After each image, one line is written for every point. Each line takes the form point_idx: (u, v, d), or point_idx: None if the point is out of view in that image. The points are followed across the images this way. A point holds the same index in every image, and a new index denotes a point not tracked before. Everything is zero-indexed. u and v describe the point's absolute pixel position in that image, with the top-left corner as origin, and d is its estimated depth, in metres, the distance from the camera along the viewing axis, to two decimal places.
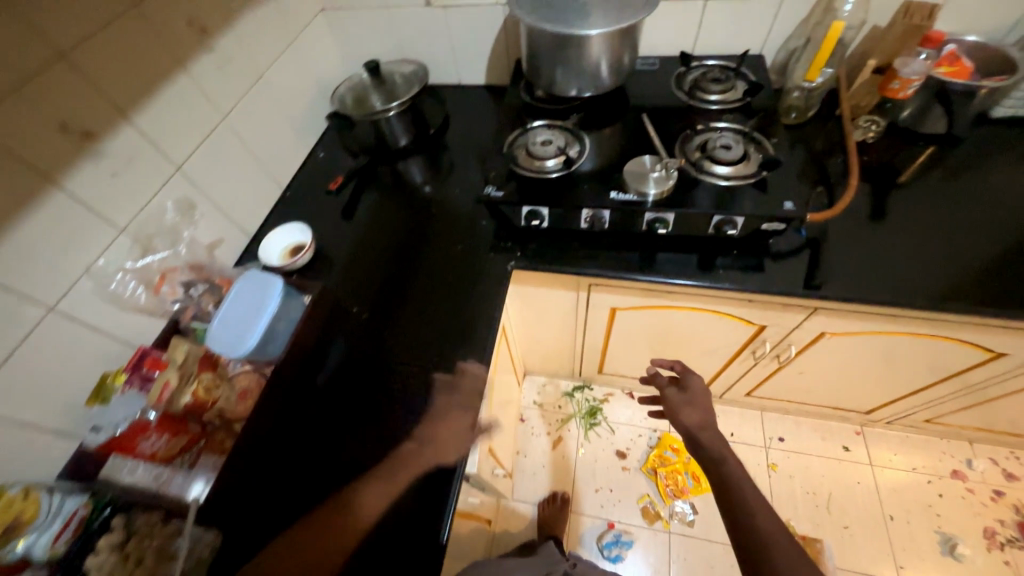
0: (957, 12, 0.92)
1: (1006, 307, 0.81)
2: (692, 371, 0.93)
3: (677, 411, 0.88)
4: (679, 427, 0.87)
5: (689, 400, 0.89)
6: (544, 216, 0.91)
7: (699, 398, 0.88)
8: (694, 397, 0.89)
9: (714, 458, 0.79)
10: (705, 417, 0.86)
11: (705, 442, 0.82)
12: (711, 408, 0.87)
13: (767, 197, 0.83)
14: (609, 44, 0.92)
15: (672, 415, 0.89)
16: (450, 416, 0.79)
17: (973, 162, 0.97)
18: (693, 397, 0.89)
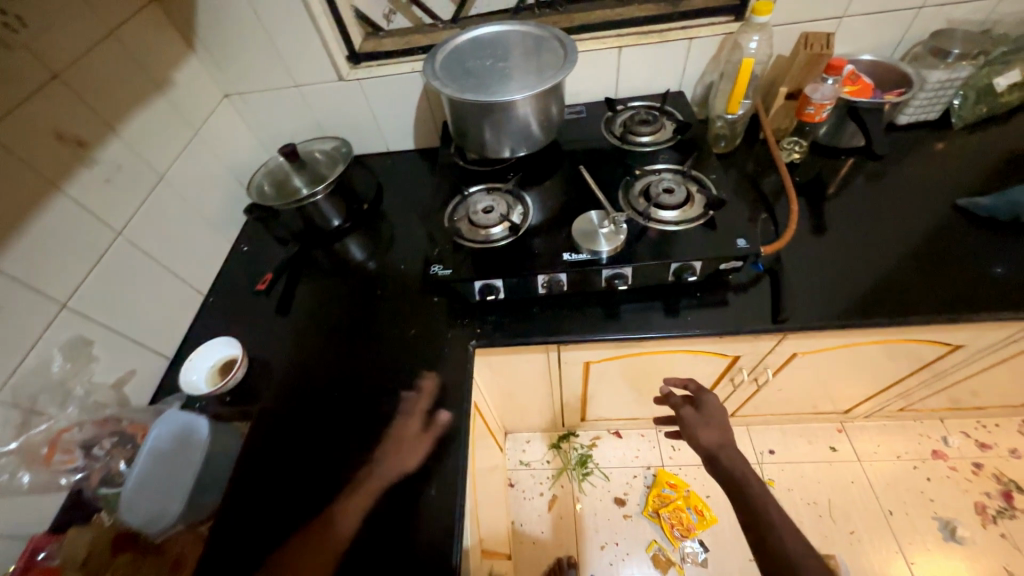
0: (849, 35, 0.98)
1: (958, 308, 0.83)
2: (709, 393, 0.91)
3: (694, 431, 0.86)
4: (696, 447, 0.84)
5: (702, 419, 0.87)
6: (498, 287, 0.86)
7: (716, 416, 0.86)
8: (715, 415, 0.87)
9: (731, 473, 0.76)
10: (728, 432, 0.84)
11: (725, 461, 0.79)
12: (730, 428, 0.84)
13: (718, 237, 0.82)
14: (535, 105, 0.90)
15: (689, 434, 0.87)
16: (390, 491, 0.75)
17: (892, 168, 1.02)
18: (709, 416, 0.87)
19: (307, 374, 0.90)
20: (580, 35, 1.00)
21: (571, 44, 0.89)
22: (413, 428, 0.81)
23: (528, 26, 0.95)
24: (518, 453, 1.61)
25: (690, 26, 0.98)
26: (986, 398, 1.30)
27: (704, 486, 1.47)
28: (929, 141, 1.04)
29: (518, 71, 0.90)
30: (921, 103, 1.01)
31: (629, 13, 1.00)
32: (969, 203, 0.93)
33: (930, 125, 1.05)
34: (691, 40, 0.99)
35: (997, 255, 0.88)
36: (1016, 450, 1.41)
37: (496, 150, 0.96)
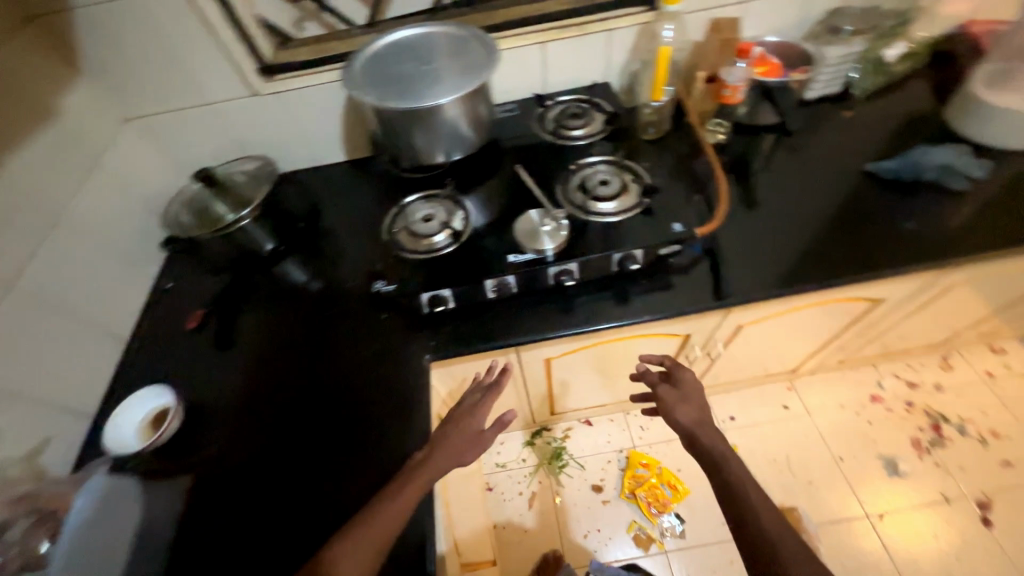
0: (755, 18, 1.03)
1: (875, 267, 0.91)
2: (683, 369, 0.90)
3: (670, 407, 0.86)
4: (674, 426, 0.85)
5: (676, 395, 0.87)
6: (449, 299, 0.83)
7: (692, 393, 0.87)
8: (692, 391, 0.87)
9: (713, 458, 0.77)
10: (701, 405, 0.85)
11: (702, 437, 0.81)
12: (706, 404, 0.86)
13: (656, 224, 0.85)
14: (462, 107, 0.88)
15: (665, 412, 0.87)
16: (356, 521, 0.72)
17: (807, 141, 1.08)
18: (684, 392, 0.87)
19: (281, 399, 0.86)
20: (502, 33, 0.98)
21: (493, 44, 0.88)
22: (471, 423, 0.76)
23: (447, 27, 0.92)
24: (493, 456, 1.60)
25: (609, 17, 0.99)
26: (910, 341, 1.43)
27: (674, 460, 1.52)
28: (837, 112, 1.11)
29: (445, 72, 0.87)
30: (824, 79, 1.07)
31: (547, 6, 0.99)
32: (877, 168, 1.00)
33: (836, 98, 1.13)
34: (612, 31, 1.00)
35: (904, 212, 0.96)
36: (939, 385, 1.56)
37: (429, 155, 0.94)
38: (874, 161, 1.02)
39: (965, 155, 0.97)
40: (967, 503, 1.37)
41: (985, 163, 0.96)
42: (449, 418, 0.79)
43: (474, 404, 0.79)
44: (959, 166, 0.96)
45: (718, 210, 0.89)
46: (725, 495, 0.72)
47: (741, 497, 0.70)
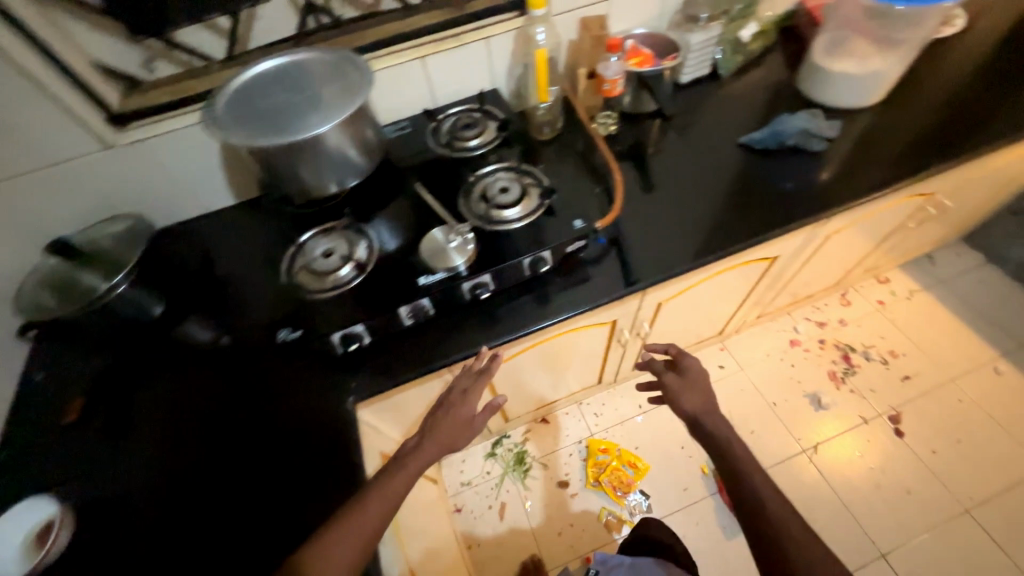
0: (620, 14, 1.08)
1: (762, 230, 0.99)
2: (689, 363, 0.93)
3: (677, 394, 0.90)
4: (679, 413, 0.89)
5: (680, 384, 0.90)
6: (364, 333, 0.79)
7: (697, 380, 0.91)
8: (699, 380, 0.91)
9: (720, 444, 0.81)
10: (703, 394, 0.89)
11: (709, 424, 0.84)
12: (711, 391, 0.90)
13: (558, 224, 0.87)
14: (345, 134, 0.85)
15: (671, 397, 0.90)
16: None
17: (688, 122, 1.16)
18: (688, 382, 0.91)
19: (200, 457, 0.80)
20: (378, 52, 0.96)
21: (365, 66, 0.85)
22: (460, 407, 0.80)
23: (314, 52, 0.87)
24: (457, 475, 1.57)
25: (483, 25, 0.99)
26: (811, 286, 1.58)
27: (631, 439, 1.57)
28: (709, 92, 1.20)
29: (319, 101, 0.83)
30: (693, 63, 1.15)
31: (419, 20, 0.97)
32: (749, 140, 1.08)
33: (707, 80, 1.22)
34: (488, 39, 1.01)
35: (776, 177, 1.05)
36: (843, 320, 1.74)
37: (320, 186, 0.90)
38: (747, 134, 1.09)
39: (819, 118, 1.06)
40: (881, 419, 1.53)
41: (836, 122, 1.06)
42: (440, 403, 0.83)
43: (463, 391, 0.82)
44: (815, 130, 1.04)
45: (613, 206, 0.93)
46: (729, 476, 0.78)
47: (747, 480, 0.76)
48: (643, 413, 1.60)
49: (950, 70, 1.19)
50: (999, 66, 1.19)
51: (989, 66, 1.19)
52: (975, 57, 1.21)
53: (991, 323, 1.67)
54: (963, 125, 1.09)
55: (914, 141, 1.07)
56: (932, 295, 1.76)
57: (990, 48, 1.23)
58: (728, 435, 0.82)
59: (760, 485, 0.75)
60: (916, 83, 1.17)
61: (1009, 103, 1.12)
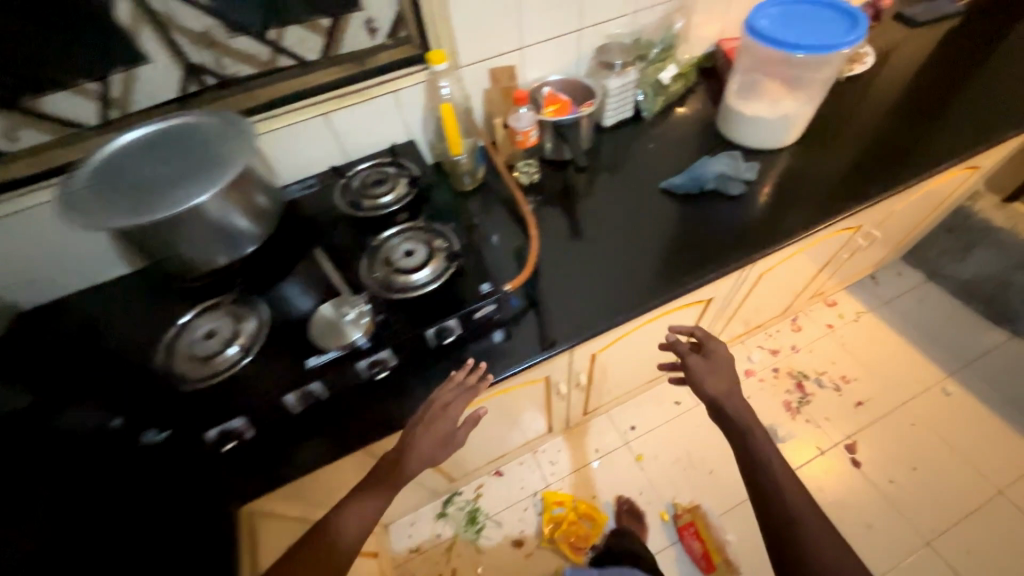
0: (533, 63, 1.06)
1: (687, 278, 0.95)
2: (713, 347, 0.94)
3: (700, 378, 0.91)
4: (700, 395, 0.91)
5: (703, 367, 0.91)
6: (245, 427, 0.70)
7: (721, 365, 0.92)
8: (725, 364, 0.92)
9: (739, 429, 0.84)
10: (726, 380, 0.90)
11: (733, 413, 0.86)
12: (734, 376, 0.91)
13: (465, 290, 0.81)
14: (227, 203, 0.79)
15: (694, 380, 0.92)
16: None
17: (612, 166, 1.14)
18: (714, 367, 0.91)
19: None
20: (273, 111, 0.91)
21: (245, 128, 0.80)
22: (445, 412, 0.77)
23: (183, 119, 0.81)
24: (405, 540, 1.45)
25: (389, 79, 0.96)
26: (758, 315, 1.56)
27: (589, 488, 1.49)
28: (633, 135, 1.19)
29: (195, 172, 0.77)
30: (613, 107, 1.14)
31: (317, 77, 0.92)
32: (669, 185, 1.06)
33: (630, 122, 1.21)
34: (395, 92, 0.98)
35: (700, 222, 1.03)
36: (796, 346, 1.72)
37: (205, 259, 0.82)
38: (667, 179, 1.07)
39: (738, 160, 1.05)
40: (838, 449, 1.50)
41: (754, 165, 1.06)
42: (420, 416, 0.78)
43: (446, 404, 0.77)
44: (733, 174, 1.04)
45: (522, 268, 0.92)
46: (745, 460, 0.82)
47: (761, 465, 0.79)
48: (600, 459, 1.53)
49: (864, 105, 1.21)
50: (910, 101, 1.21)
51: (900, 101, 1.21)
52: (886, 92, 1.24)
53: (937, 342, 1.69)
54: (879, 160, 1.09)
55: (832, 179, 1.06)
56: (878, 316, 1.77)
57: (901, 83, 1.25)
58: (753, 425, 0.84)
59: (785, 488, 0.76)
60: (832, 120, 1.18)
61: (921, 137, 1.14)
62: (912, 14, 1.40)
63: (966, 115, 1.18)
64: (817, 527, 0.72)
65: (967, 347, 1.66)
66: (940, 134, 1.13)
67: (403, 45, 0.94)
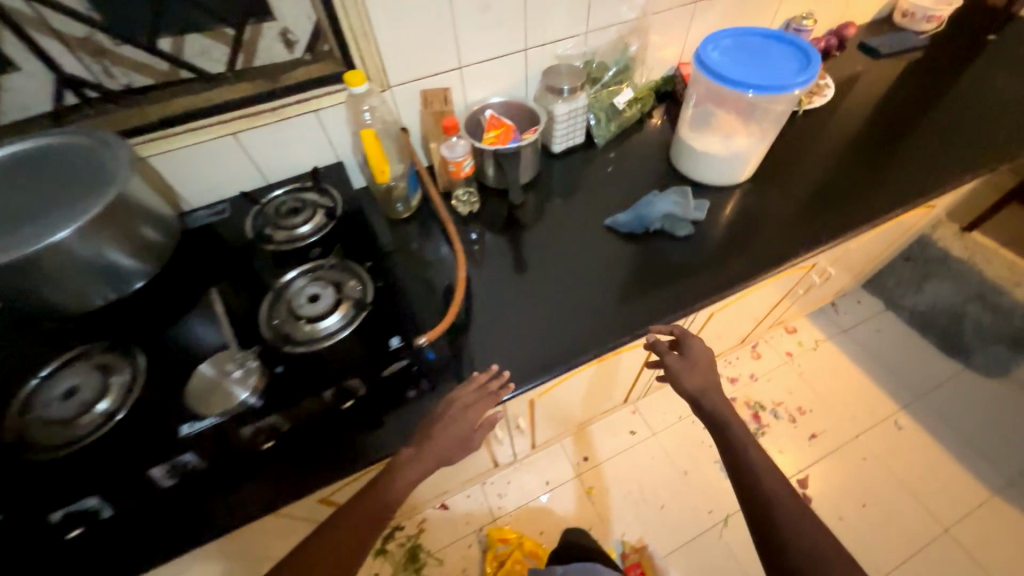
0: (473, 83, 0.99)
1: (629, 325, 0.88)
2: (699, 352, 0.87)
3: (679, 376, 0.85)
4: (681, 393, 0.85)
5: (683, 370, 0.85)
6: (101, 507, 0.60)
7: (702, 361, 0.86)
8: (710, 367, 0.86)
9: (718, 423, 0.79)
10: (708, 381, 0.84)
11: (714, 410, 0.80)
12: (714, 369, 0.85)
13: (372, 345, 0.71)
14: (101, 240, 0.68)
15: (673, 381, 0.87)
16: None
17: (559, 197, 1.08)
18: (698, 369, 0.85)
19: None
20: (170, 129, 0.80)
21: (115, 143, 0.70)
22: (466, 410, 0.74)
23: (33, 138, 0.70)
24: None
25: (309, 97, 0.86)
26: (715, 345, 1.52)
27: (536, 524, 1.43)
28: (583, 164, 1.13)
29: (60, 205, 0.67)
30: (562, 133, 1.08)
31: (224, 92, 0.82)
32: (614, 223, 1.00)
33: (582, 149, 1.15)
34: (316, 112, 0.88)
35: (646, 262, 0.96)
36: (754, 374, 1.70)
37: (77, 300, 0.71)
38: (613, 215, 1.01)
39: (688, 198, 0.99)
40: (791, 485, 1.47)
41: (704, 203, 1.00)
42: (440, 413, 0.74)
43: (465, 405, 0.74)
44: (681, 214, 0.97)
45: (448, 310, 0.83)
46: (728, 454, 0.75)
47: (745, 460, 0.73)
48: (550, 492, 1.47)
49: (821, 140, 1.17)
50: (867, 136, 1.18)
51: (858, 137, 1.18)
52: (844, 126, 1.20)
53: (893, 374, 1.67)
54: (833, 200, 1.05)
55: (785, 220, 1.01)
56: (836, 345, 1.75)
57: (859, 118, 1.22)
58: (733, 422, 0.78)
59: (765, 477, 0.70)
60: (789, 155, 1.14)
61: (878, 175, 1.10)
62: (874, 45, 1.38)
63: (923, 153, 1.14)
64: (802, 519, 0.65)
65: (921, 379, 1.66)
66: (896, 173, 1.10)
67: (324, 60, 0.86)
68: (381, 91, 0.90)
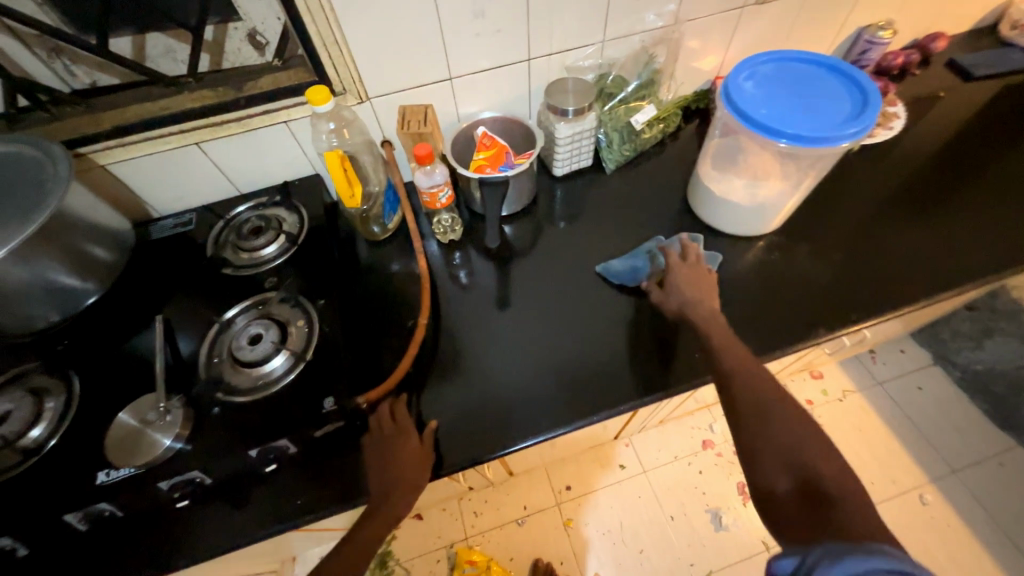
0: (463, 95, 0.88)
1: (608, 395, 0.77)
2: (679, 262, 0.81)
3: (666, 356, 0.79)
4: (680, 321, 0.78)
5: (666, 290, 0.80)
6: (16, 545, 0.58)
7: (693, 288, 0.78)
8: (696, 274, 0.80)
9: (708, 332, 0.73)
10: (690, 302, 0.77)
11: None
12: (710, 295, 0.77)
13: (302, 403, 0.65)
14: (39, 263, 0.65)
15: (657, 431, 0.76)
16: None
17: (553, 228, 0.96)
18: (680, 281, 0.79)
19: None
20: (127, 138, 0.75)
21: (58, 153, 0.66)
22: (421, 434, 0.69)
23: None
24: None
25: (276, 108, 0.78)
26: None
27: (507, 549, 1.39)
28: (587, 191, 1.01)
29: None
30: (565, 154, 0.95)
31: (184, 101, 0.76)
32: (605, 273, 0.88)
33: (588, 172, 1.02)
34: (286, 123, 0.80)
35: (638, 321, 0.84)
36: None
37: (23, 320, 0.69)
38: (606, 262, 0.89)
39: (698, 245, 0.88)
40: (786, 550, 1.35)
41: (716, 256, 0.88)
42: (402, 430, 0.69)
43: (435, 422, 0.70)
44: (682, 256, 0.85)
45: (402, 358, 0.78)
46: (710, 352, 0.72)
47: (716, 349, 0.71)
48: (526, 517, 1.43)
49: (877, 183, 0.99)
50: (938, 181, 0.98)
51: (925, 182, 0.98)
52: (909, 167, 1.01)
53: (929, 441, 1.48)
54: (879, 267, 0.88)
55: (809, 284, 0.86)
56: (868, 399, 1.56)
57: (929, 157, 1.02)
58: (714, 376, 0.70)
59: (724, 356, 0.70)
60: (832, 202, 0.97)
61: (942, 235, 0.91)
62: (968, 63, 1.13)
63: (1009, 209, 0.93)
64: (754, 382, 0.66)
65: (961, 452, 1.47)
66: (965, 233, 0.91)
67: (296, 66, 0.78)
68: (358, 102, 0.81)
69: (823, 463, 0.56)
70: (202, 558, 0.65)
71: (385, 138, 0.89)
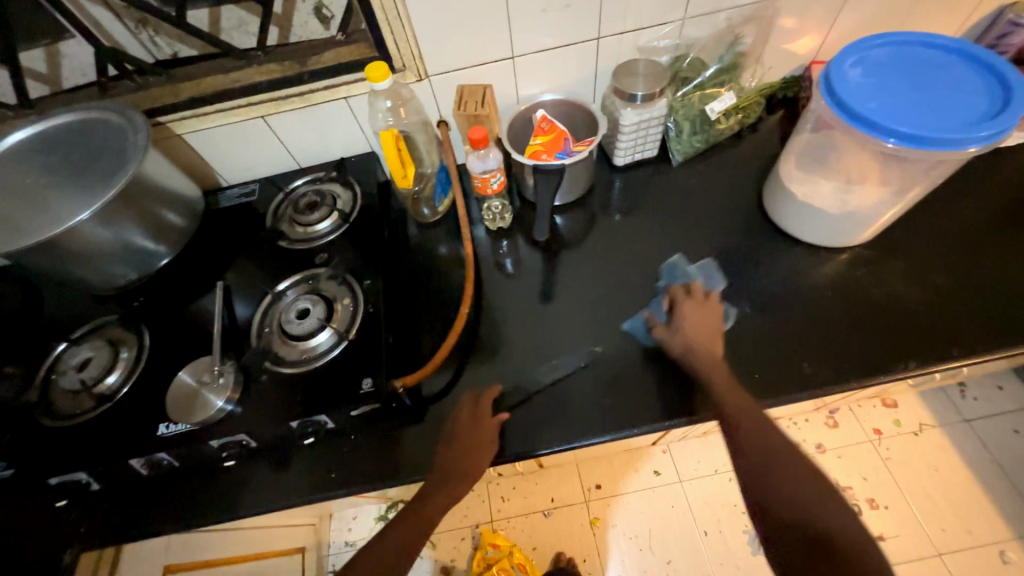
0: (525, 76, 0.84)
1: (653, 407, 0.72)
2: (686, 298, 0.74)
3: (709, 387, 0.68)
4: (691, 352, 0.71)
5: (674, 329, 0.72)
6: (90, 480, 0.65)
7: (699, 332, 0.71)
8: (704, 312, 0.72)
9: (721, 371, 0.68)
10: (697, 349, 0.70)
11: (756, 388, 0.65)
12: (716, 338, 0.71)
13: (342, 381, 0.66)
14: (120, 224, 0.69)
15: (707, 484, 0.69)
16: None
17: (608, 222, 0.91)
18: (688, 322, 0.72)
19: None
20: (200, 109, 0.78)
21: (139, 122, 0.69)
22: (454, 426, 0.68)
23: (63, 120, 0.72)
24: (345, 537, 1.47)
25: (336, 83, 0.77)
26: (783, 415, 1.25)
27: (531, 538, 1.40)
28: (649, 184, 0.93)
29: (88, 186, 0.67)
30: (628, 143, 0.88)
31: (252, 74, 0.78)
32: (632, 331, 0.78)
33: (651, 163, 0.95)
34: (346, 99, 0.79)
35: None
36: (822, 446, 1.40)
37: (106, 277, 0.74)
38: (633, 318, 0.79)
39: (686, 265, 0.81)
40: None
41: (707, 262, 0.81)
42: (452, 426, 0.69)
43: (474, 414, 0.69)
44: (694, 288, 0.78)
45: (441, 345, 0.77)
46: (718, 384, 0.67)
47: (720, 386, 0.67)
48: (552, 510, 1.42)
49: (1000, 195, 0.84)
50: None
51: None
52: None
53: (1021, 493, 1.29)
54: (993, 295, 0.75)
55: (900, 308, 0.76)
56: (950, 436, 1.38)
57: None
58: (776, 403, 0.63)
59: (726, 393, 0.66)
60: (939, 213, 0.84)
61: None
62: None
63: None
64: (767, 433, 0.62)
65: None
66: None
67: (358, 41, 0.77)
68: (417, 80, 0.79)
69: (839, 527, 0.53)
70: (244, 514, 0.69)
71: (441, 118, 0.87)
